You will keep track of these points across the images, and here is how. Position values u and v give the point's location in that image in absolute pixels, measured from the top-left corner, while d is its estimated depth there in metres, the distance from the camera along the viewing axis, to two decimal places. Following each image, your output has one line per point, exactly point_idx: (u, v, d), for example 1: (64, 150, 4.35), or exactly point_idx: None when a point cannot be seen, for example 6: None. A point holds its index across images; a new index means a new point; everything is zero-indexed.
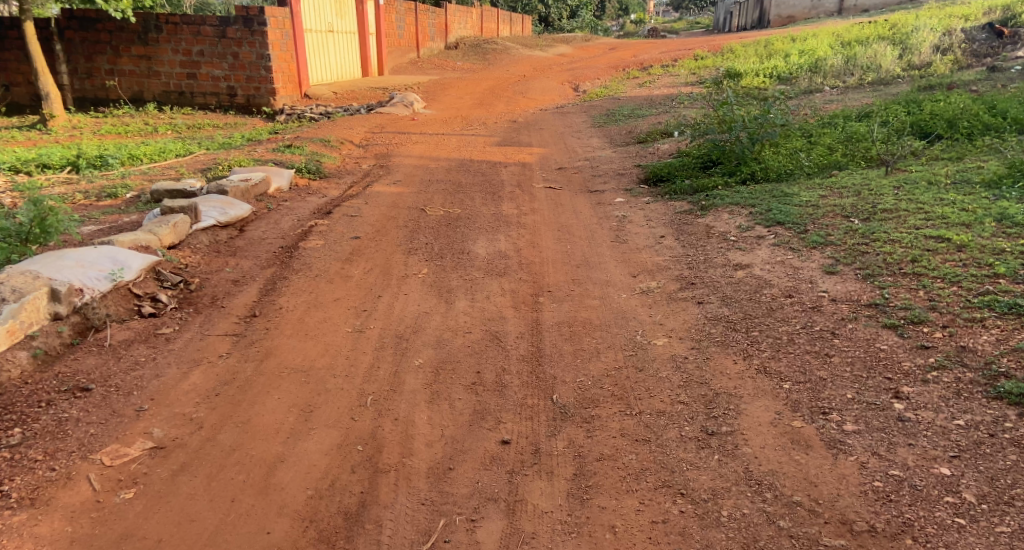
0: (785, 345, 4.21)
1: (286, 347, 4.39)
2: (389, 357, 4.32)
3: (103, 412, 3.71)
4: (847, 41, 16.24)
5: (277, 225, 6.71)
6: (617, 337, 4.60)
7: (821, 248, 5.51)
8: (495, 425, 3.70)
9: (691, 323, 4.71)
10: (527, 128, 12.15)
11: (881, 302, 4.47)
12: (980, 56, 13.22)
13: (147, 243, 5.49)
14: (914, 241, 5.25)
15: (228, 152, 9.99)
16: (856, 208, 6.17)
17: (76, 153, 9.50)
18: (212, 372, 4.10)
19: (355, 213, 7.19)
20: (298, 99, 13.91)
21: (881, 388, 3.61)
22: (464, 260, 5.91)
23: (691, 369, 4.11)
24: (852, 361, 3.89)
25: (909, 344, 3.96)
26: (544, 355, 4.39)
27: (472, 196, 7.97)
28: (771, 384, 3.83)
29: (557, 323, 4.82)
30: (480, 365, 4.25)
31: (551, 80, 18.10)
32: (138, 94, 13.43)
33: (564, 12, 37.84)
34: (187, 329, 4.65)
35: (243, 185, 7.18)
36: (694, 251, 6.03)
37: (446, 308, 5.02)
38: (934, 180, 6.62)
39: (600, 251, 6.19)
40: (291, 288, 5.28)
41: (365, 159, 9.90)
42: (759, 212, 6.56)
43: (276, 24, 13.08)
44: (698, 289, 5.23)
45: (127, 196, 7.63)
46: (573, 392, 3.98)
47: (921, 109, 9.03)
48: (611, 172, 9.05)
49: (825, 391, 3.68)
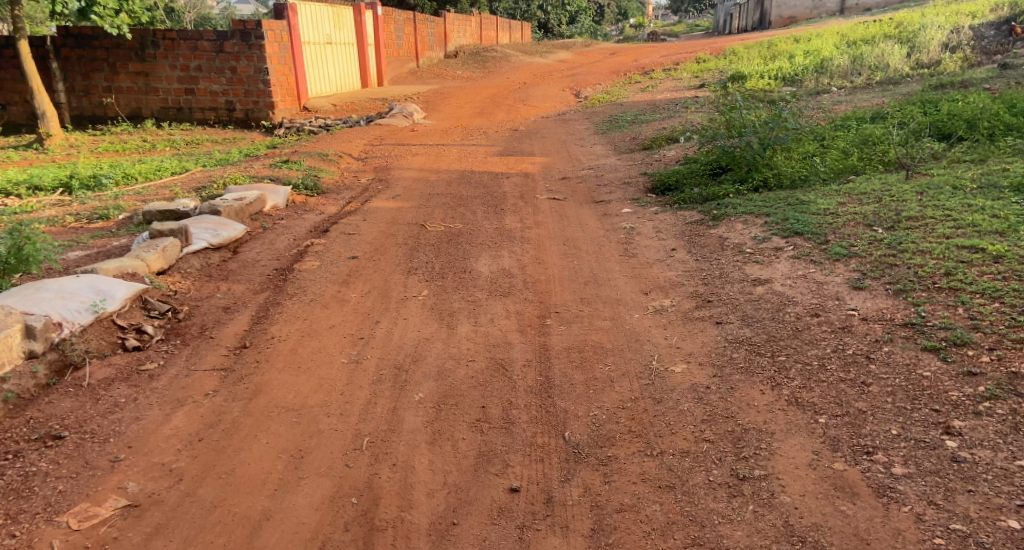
0: (816, 372, 3.88)
1: (276, 382, 4.06)
2: (386, 392, 3.99)
3: (75, 464, 3.40)
4: (852, 41, 15.93)
5: (273, 246, 6.41)
6: (632, 364, 4.27)
7: (845, 261, 5.18)
8: (503, 470, 3.38)
9: (711, 346, 4.39)
10: (529, 136, 11.85)
11: (917, 321, 4.14)
12: (990, 53, 12.88)
13: (134, 270, 5.17)
14: (946, 252, 4.92)
15: (225, 169, 9.70)
16: (878, 217, 5.83)
17: (68, 174, 9.20)
18: (197, 413, 3.77)
19: (353, 230, 6.89)
20: (297, 112, 13.67)
21: (929, 422, 3.30)
22: (466, 280, 5.60)
23: (715, 400, 3.79)
24: (893, 392, 3.57)
25: (954, 371, 3.64)
26: (554, 385, 4.07)
27: (474, 210, 7.67)
28: (805, 417, 3.52)
29: (567, 348, 4.50)
30: (485, 398, 3.93)
31: (553, 87, 17.84)
32: (136, 111, 13.14)
33: (563, 18, 37.69)
34: (173, 363, 4.32)
35: (237, 204, 6.87)
36: (710, 265, 5.70)
37: (448, 333, 4.70)
38: (959, 185, 6.29)
39: (609, 267, 5.87)
40: (283, 315, 4.96)
41: (364, 173, 9.62)
42: (776, 221, 6.23)
43: (274, 37, 12.84)
44: (716, 307, 4.89)
45: (118, 217, 7.33)
46: (587, 429, 3.66)
47: (937, 109, 8.70)
48: (617, 181, 8.72)
49: (866, 426, 3.36)
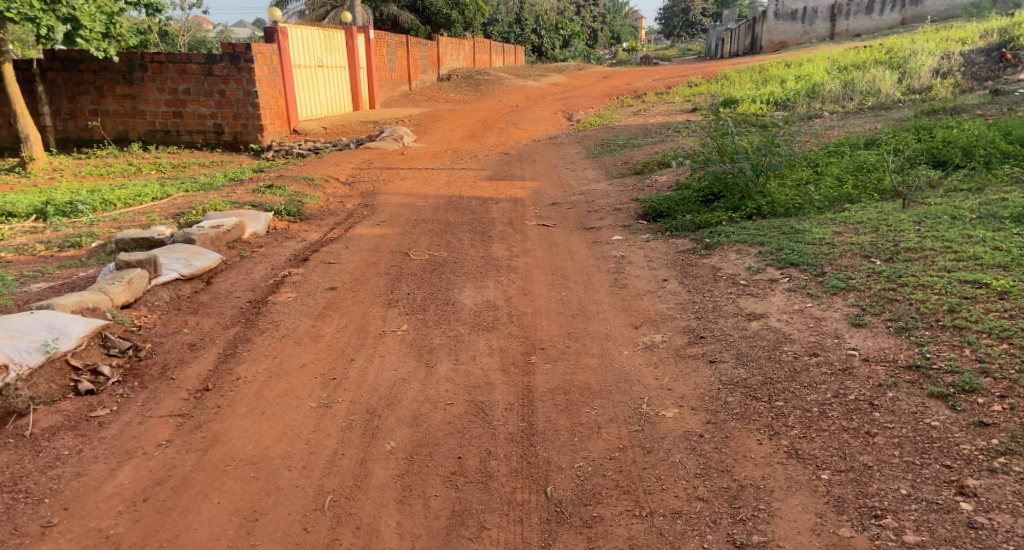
0: (817, 420, 3.62)
1: (236, 431, 3.79)
2: (354, 442, 3.73)
3: (3, 530, 3.16)
4: (842, 66, 15.86)
5: (248, 276, 6.11)
6: (620, 408, 4.00)
7: (844, 294, 4.94)
8: (477, 534, 3.15)
9: (703, 387, 4.12)
10: (519, 160, 11.60)
11: (922, 364, 3.89)
12: (981, 80, 12.79)
13: (95, 304, 4.86)
14: (948, 286, 4.68)
15: (207, 194, 9.43)
16: (876, 247, 5.61)
17: (44, 199, 8.91)
18: (144, 467, 3.52)
19: (333, 259, 6.61)
20: (286, 135, 13.45)
21: (942, 481, 3.08)
22: (448, 313, 5.33)
23: (709, 451, 3.53)
24: (901, 443, 3.34)
25: (964, 421, 3.41)
26: (536, 432, 3.80)
27: (461, 237, 7.41)
28: (806, 472, 3.29)
29: (552, 389, 4.22)
30: (462, 447, 3.68)
31: (545, 110, 17.68)
32: (123, 134, 12.90)
33: (556, 42, 37.80)
34: (127, 408, 4.03)
35: (212, 233, 6.59)
36: (702, 297, 5.46)
37: (426, 373, 4.42)
38: (958, 214, 6.08)
39: (598, 299, 5.62)
40: (251, 353, 4.66)
41: (350, 198, 9.36)
42: (770, 252, 5.99)
43: (263, 60, 12.63)
44: (709, 344, 4.63)
45: (92, 245, 7.03)
46: (570, 483, 3.42)
47: (932, 135, 8.53)
48: (608, 207, 8.49)
49: (873, 485, 3.14)
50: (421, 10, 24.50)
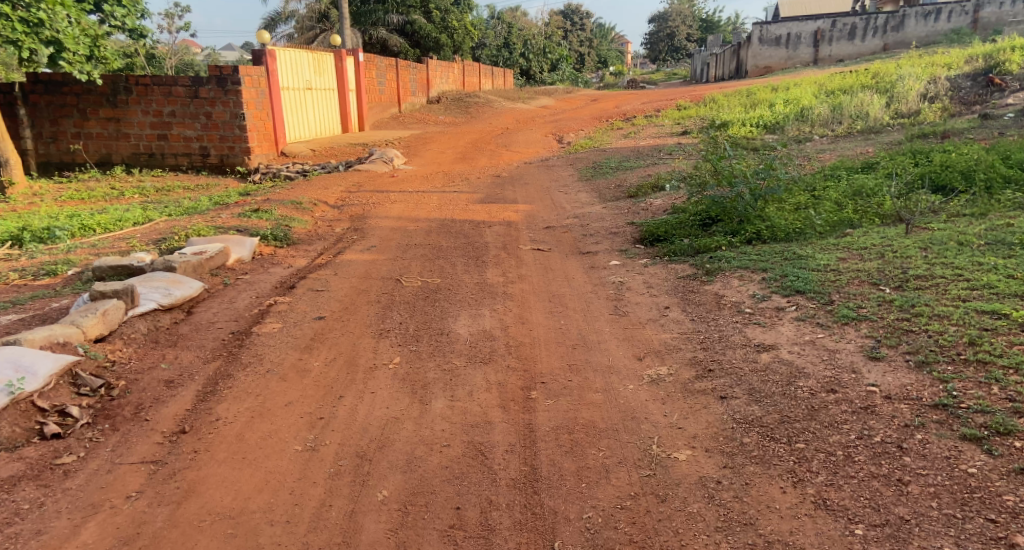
0: (842, 465, 3.38)
1: (214, 479, 3.51)
2: (344, 491, 3.45)
3: None
4: (830, 90, 15.82)
5: (232, 305, 5.80)
6: (629, 449, 3.73)
7: (855, 325, 4.70)
8: None
9: (716, 427, 3.85)
10: (511, 183, 11.39)
11: (950, 403, 3.64)
12: (968, 104, 12.71)
13: (66, 338, 4.55)
14: (966, 317, 4.45)
15: (192, 218, 9.12)
16: (884, 275, 5.39)
17: (21, 225, 8.56)
18: (111, 524, 3.24)
19: (322, 287, 6.32)
20: (273, 157, 13.17)
21: (989, 538, 2.88)
22: (442, 344, 5.04)
23: (729, 501, 3.29)
24: (938, 493, 3.12)
25: (1003, 468, 3.19)
26: (541, 478, 3.53)
27: (453, 262, 7.15)
28: (838, 526, 3.07)
29: (554, 429, 3.94)
30: (460, 496, 3.40)
31: (535, 132, 17.52)
32: (105, 157, 12.62)
33: (544, 65, 38.02)
34: (96, 454, 3.73)
35: (195, 259, 6.28)
36: (707, 326, 5.20)
37: (420, 411, 4.13)
38: (965, 240, 5.88)
39: (598, 328, 5.36)
40: (232, 391, 4.35)
41: (339, 222, 9.09)
42: (774, 278, 5.75)
43: (252, 82, 12.35)
44: (719, 378, 4.36)
45: (67, 273, 6.70)
46: (581, 537, 3.17)
47: (929, 159, 8.36)
48: (604, 231, 8.25)
49: (912, 542, 2.93)
50: (410, 33, 24.38)
